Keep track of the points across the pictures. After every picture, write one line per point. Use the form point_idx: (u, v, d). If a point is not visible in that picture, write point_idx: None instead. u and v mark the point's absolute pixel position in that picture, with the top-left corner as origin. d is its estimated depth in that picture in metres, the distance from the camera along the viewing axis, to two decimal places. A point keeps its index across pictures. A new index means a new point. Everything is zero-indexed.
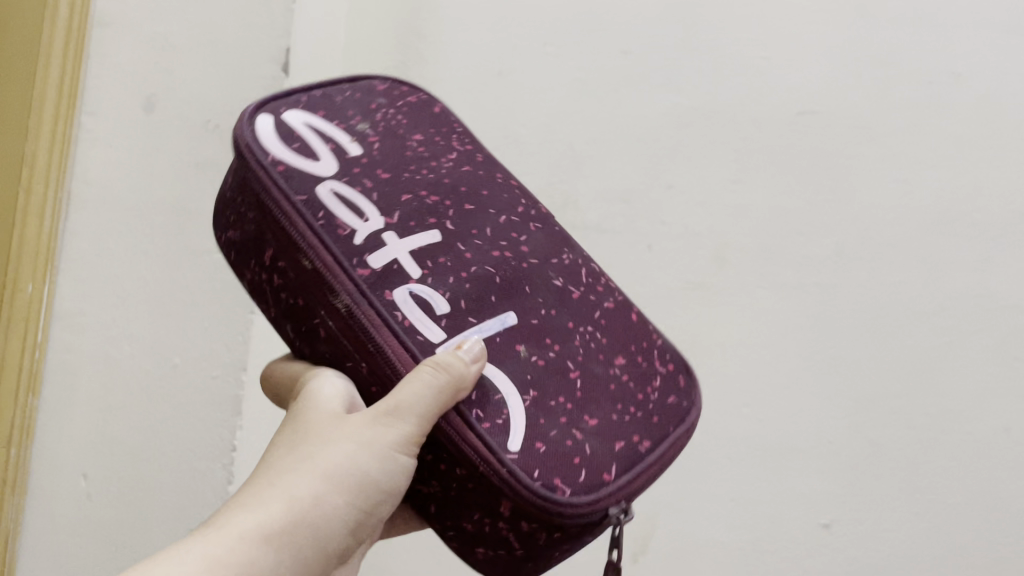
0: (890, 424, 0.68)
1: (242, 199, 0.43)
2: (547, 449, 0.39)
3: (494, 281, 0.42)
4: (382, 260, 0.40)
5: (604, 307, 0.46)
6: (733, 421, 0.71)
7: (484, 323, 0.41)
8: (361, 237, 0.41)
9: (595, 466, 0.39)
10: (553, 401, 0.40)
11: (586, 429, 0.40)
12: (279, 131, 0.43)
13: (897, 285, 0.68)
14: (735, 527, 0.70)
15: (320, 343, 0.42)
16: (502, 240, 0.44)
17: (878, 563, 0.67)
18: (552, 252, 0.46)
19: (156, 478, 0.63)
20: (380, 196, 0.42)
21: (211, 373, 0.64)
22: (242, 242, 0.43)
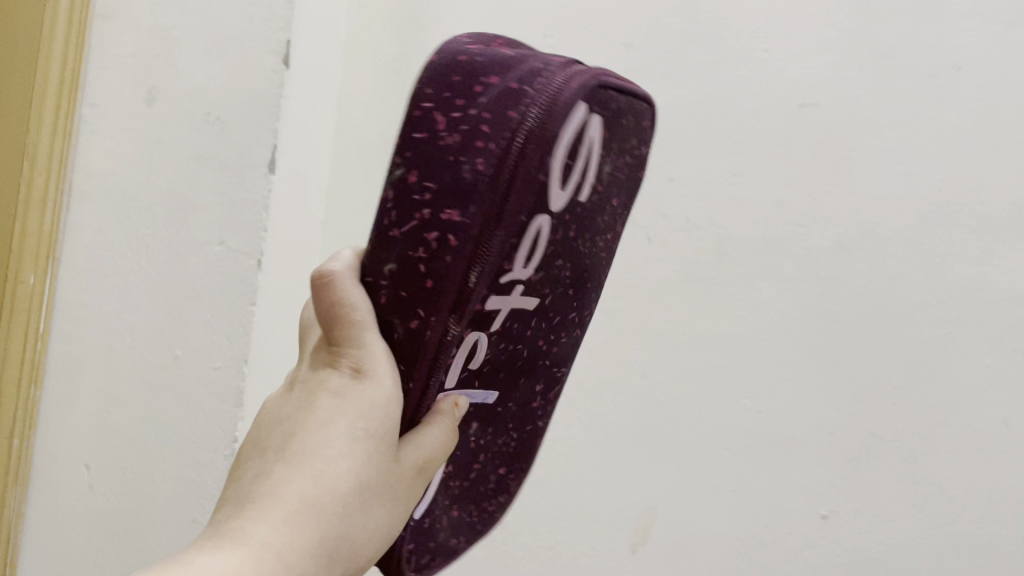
0: (890, 416, 0.68)
1: (476, 124, 0.32)
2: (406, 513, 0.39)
3: (516, 359, 0.41)
4: (498, 306, 0.35)
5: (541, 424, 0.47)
6: (733, 415, 0.70)
7: (476, 393, 0.40)
8: (509, 277, 0.34)
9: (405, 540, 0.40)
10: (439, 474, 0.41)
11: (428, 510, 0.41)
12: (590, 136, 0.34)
13: (897, 278, 0.69)
14: (735, 518, 0.70)
15: (404, 322, 0.33)
16: (561, 326, 0.43)
17: (876, 554, 0.68)
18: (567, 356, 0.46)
19: (159, 469, 0.63)
20: (551, 244, 0.36)
21: (213, 364, 0.63)
22: (427, 143, 0.33)
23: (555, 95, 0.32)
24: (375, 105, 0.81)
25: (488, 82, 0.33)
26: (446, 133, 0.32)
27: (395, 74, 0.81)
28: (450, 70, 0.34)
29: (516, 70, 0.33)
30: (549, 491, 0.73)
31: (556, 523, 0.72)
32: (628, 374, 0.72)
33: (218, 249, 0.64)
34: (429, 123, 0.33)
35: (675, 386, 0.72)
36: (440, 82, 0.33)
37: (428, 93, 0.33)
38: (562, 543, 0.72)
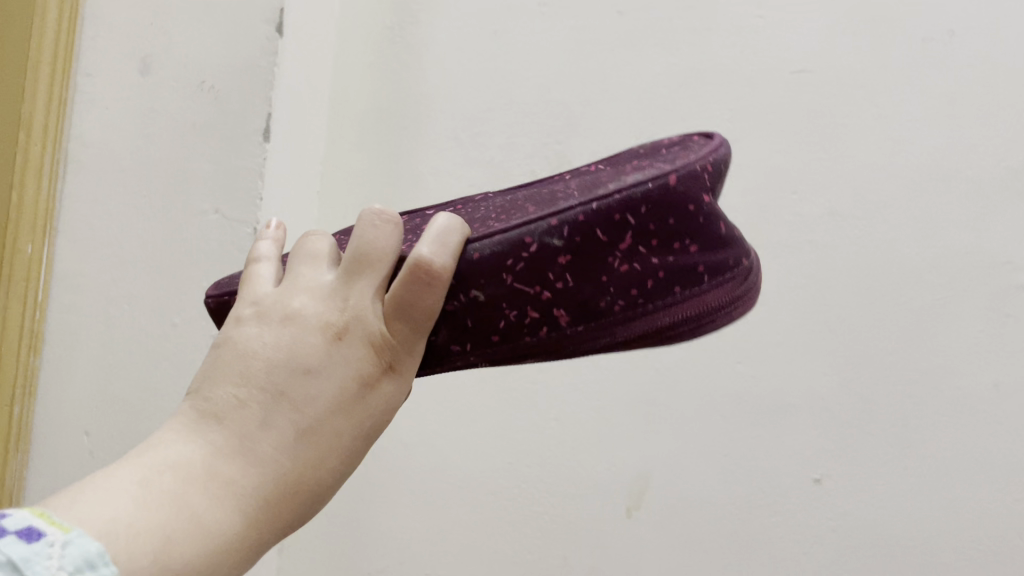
0: (881, 380, 0.68)
1: (646, 272, 0.35)
2: None
3: None
4: None
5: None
6: (728, 380, 0.72)
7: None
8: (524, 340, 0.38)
9: None
10: None
11: None
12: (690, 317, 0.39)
13: (891, 243, 0.69)
14: (729, 481, 0.70)
15: (450, 336, 0.36)
16: None
17: (872, 520, 0.67)
18: None
19: (158, 436, 0.63)
20: None
21: (211, 331, 0.63)
22: (601, 247, 0.35)
23: (713, 317, 0.37)
24: (370, 75, 0.83)
25: (684, 250, 0.36)
26: (616, 253, 0.35)
27: (392, 44, 0.82)
28: (677, 211, 0.36)
29: (714, 253, 0.37)
30: (546, 457, 0.75)
31: (552, 488, 0.74)
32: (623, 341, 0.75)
33: (215, 216, 0.64)
34: (616, 233, 0.35)
35: (667, 353, 0.73)
36: (663, 213, 0.35)
37: (643, 211, 0.35)
38: (558, 509, 0.73)
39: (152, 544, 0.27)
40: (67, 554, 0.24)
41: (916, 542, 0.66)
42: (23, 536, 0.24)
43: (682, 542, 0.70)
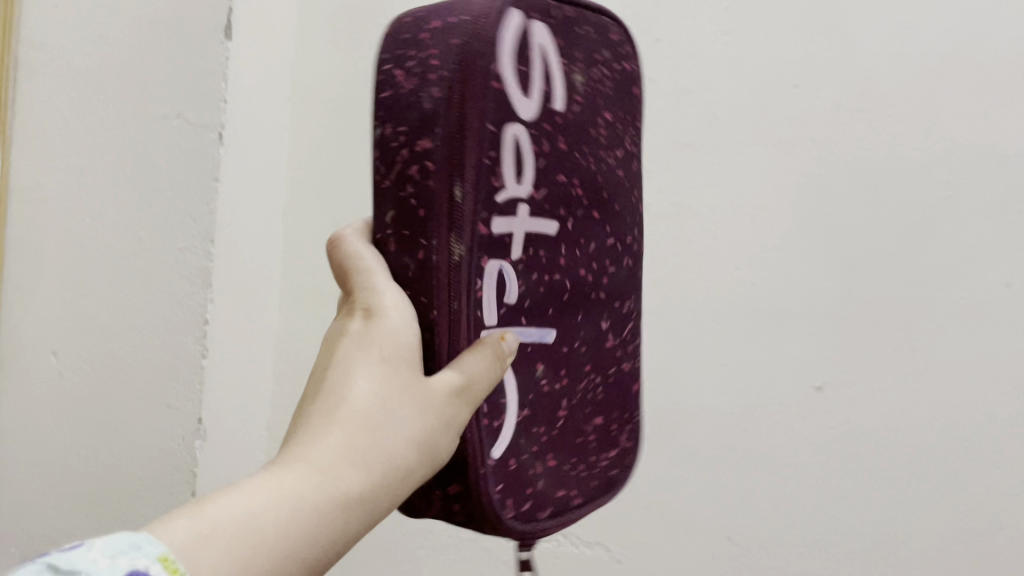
0: (887, 283, 0.65)
1: (426, 64, 0.32)
2: (513, 465, 0.35)
3: (558, 296, 0.37)
4: (502, 227, 0.32)
5: (622, 366, 0.43)
6: (727, 288, 0.69)
7: (531, 330, 0.35)
8: (504, 195, 0.32)
9: (539, 502, 0.37)
10: (535, 428, 0.37)
11: (545, 467, 0.37)
12: (523, 34, 0.33)
13: (896, 139, 0.65)
14: (723, 392, 0.69)
15: (410, 254, 0.32)
16: (591, 259, 0.39)
17: (872, 426, 0.65)
18: (625, 288, 0.42)
19: (129, 356, 0.61)
20: (548, 162, 0.35)
21: (178, 245, 0.60)
22: (391, 99, 0.32)
23: (473, 19, 0.32)
24: None
25: (426, 25, 0.33)
26: (405, 86, 0.32)
27: None
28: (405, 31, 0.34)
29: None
30: None
31: None
32: None
33: (178, 121, 0.60)
34: (395, 86, 0.32)
35: (665, 261, 0.71)
36: (396, 39, 0.33)
37: (386, 58, 0.33)
38: None
39: (184, 519, 0.26)
40: (111, 547, 0.23)
41: (918, 449, 0.64)
42: (67, 549, 0.23)
43: (679, 450, 0.70)
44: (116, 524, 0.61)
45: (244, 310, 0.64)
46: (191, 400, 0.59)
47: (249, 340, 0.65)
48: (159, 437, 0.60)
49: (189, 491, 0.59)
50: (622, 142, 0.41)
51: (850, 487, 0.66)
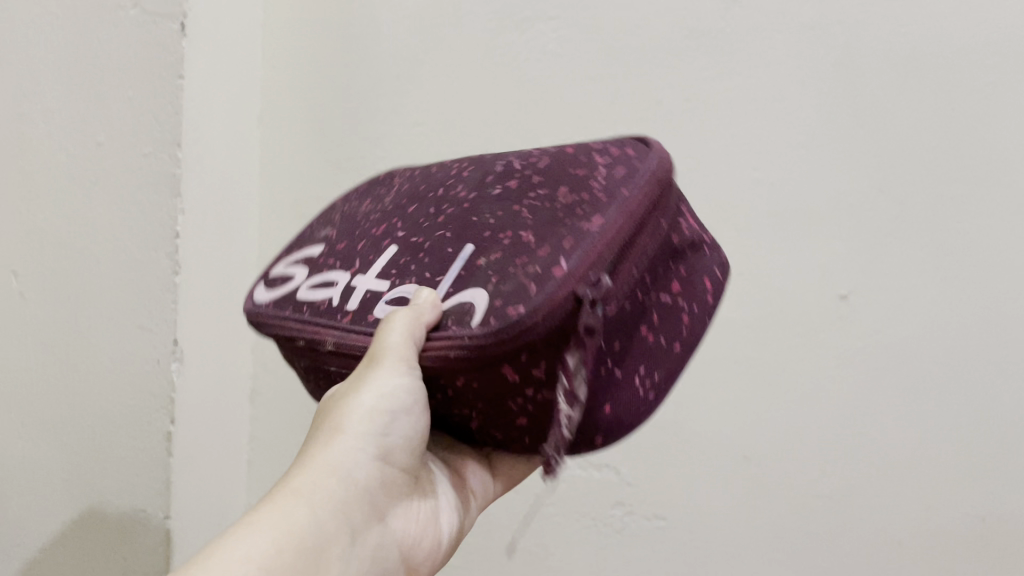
0: (921, 180, 0.60)
1: None
2: (500, 293, 0.32)
3: (446, 238, 0.35)
4: (357, 300, 0.36)
5: (535, 163, 0.37)
6: (745, 190, 0.63)
7: (456, 264, 0.34)
8: (344, 296, 0.37)
9: (544, 269, 0.32)
10: (497, 265, 0.33)
11: (533, 251, 0.32)
12: (270, 285, 0.42)
13: (934, 23, 0.59)
14: (742, 303, 0.64)
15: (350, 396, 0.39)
16: (444, 203, 0.37)
17: (902, 335, 0.61)
18: (485, 171, 0.38)
19: (94, 273, 0.56)
20: (343, 259, 0.39)
21: (142, 151, 0.54)
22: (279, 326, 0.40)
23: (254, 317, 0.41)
24: None
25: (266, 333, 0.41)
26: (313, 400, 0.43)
27: None
28: None
29: None
30: None
31: None
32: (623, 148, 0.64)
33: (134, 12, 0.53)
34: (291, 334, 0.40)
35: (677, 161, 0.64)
36: None
37: None
38: None
39: None
40: None
41: (954, 359, 0.61)
42: None
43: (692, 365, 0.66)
44: (92, 453, 0.57)
45: (217, 222, 0.59)
46: (164, 320, 0.54)
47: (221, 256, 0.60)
48: (131, 362, 0.55)
49: (167, 418, 0.55)
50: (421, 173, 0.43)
51: (878, 400, 0.62)
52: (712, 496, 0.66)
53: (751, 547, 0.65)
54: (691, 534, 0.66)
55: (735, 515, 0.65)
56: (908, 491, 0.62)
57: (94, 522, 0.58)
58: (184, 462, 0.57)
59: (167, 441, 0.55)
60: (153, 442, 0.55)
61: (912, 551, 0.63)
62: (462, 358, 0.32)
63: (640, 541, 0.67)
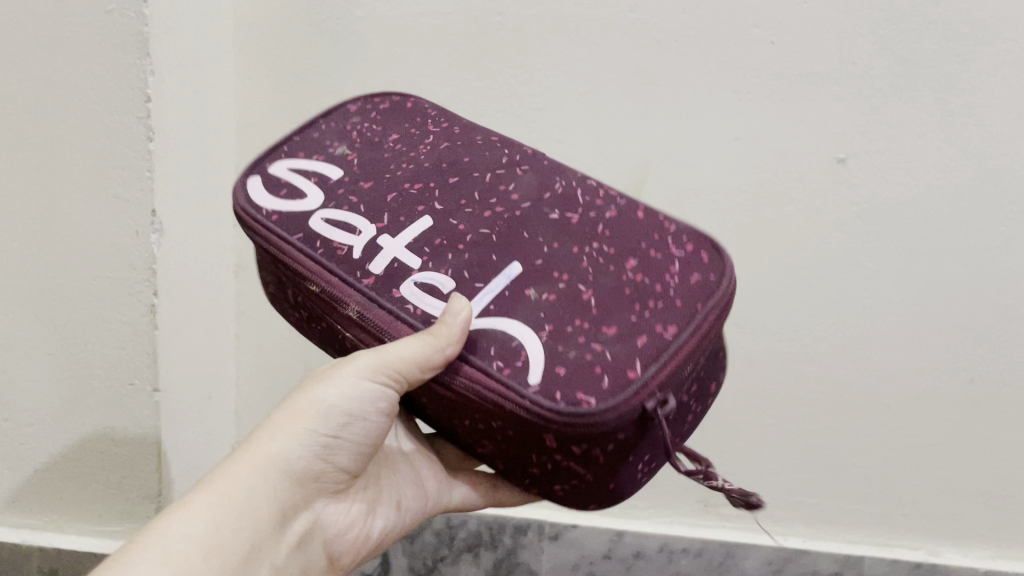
0: (929, 37, 0.57)
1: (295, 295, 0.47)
2: (568, 368, 0.37)
3: (492, 242, 0.41)
4: (382, 265, 0.40)
5: (605, 218, 0.43)
6: (744, 48, 0.59)
7: (492, 283, 0.40)
8: (358, 251, 0.41)
9: (617, 367, 0.37)
10: (569, 326, 0.38)
11: (606, 338, 0.38)
12: (265, 185, 0.44)
13: None
14: (741, 168, 0.61)
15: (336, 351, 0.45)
16: (491, 201, 0.43)
17: (900, 198, 0.60)
18: (543, 188, 0.44)
19: (67, 143, 0.53)
20: (367, 206, 0.43)
21: (105, 9, 0.50)
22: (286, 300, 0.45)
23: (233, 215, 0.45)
24: None
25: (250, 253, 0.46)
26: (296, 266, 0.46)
27: None
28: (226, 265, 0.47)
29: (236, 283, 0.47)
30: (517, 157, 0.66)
31: None
32: (615, 6, 0.59)
33: None
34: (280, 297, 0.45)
35: (674, 19, 0.59)
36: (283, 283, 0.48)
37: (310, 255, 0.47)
38: None
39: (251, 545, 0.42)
40: None
41: (951, 222, 0.60)
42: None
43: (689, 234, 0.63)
44: (73, 328, 0.56)
45: (189, 87, 0.56)
46: (139, 189, 0.53)
47: (195, 123, 0.57)
48: (109, 233, 0.54)
49: (150, 291, 0.54)
50: (425, 134, 0.48)
51: (873, 267, 0.61)
52: None
53: (741, 413, 0.66)
54: None
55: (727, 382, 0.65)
56: (898, 356, 0.63)
57: (79, 396, 0.57)
58: (171, 335, 0.57)
59: (152, 314, 0.55)
60: (136, 314, 0.55)
61: (897, 411, 0.64)
62: (507, 411, 0.36)
63: None
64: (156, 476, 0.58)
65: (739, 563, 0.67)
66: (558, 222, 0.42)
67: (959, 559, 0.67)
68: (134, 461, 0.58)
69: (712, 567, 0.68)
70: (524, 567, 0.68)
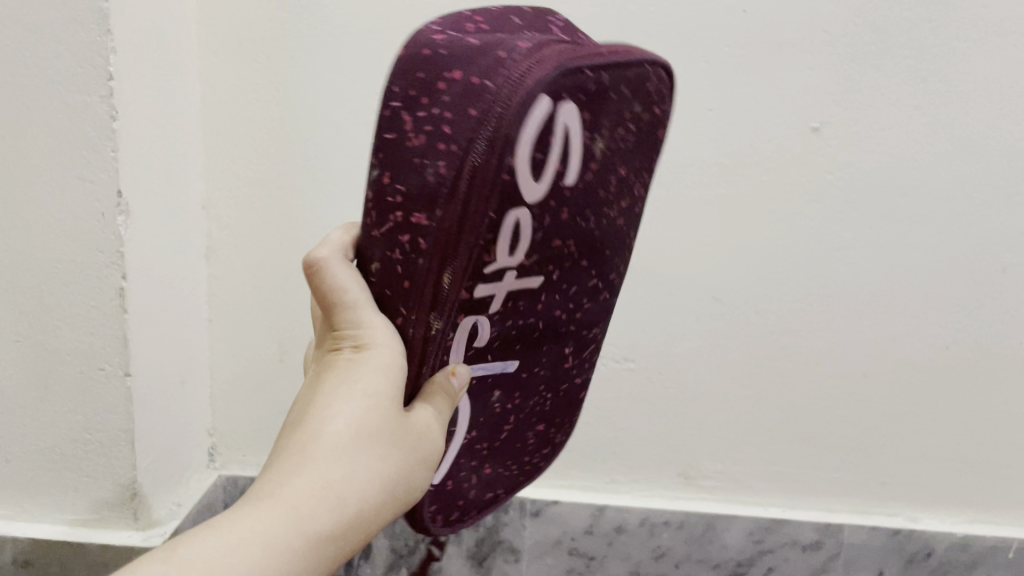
0: (899, 3, 0.57)
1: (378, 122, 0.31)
2: (446, 486, 0.40)
3: (530, 334, 0.38)
4: (480, 300, 0.32)
5: (576, 381, 0.45)
6: (717, 17, 0.58)
7: (492, 364, 0.37)
8: (493, 271, 0.31)
9: (465, 507, 0.43)
10: (476, 446, 0.41)
11: (479, 474, 0.43)
12: (545, 124, 0.29)
13: None
14: (716, 140, 0.61)
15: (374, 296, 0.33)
16: (573, 301, 0.39)
17: (874, 166, 0.60)
18: (598, 320, 0.43)
19: (26, 121, 0.51)
20: (544, 233, 0.33)
21: None
22: (392, 148, 0.30)
23: (504, 88, 0.28)
24: None
25: (422, 68, 0.30)
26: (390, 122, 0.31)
27: None
28: (420, 63, 0.30)
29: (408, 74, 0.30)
30: None
31: None
32: None
33: None
34: (396, 123, 0.30)
35: None
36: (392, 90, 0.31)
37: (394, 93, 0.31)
38: None
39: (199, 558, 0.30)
40: None
41: (925, 189, 0.60)
42: None
43: (665, 207, 0.62)
44: (41, 314, 0.55)
45: (152, 64, 0.54)
46: (105, 170, 0.52)
47: (159, 101, 0.56)
48: (74, 214, 0.53)
49: (118, 274, 0.53)
50: (630, 189, 0.38)
51: (849, 236, 0.61)
52: (681, 338, 0.65)
53: (721, 386, 0.66)
54: (660, 375, 0.66)
55: (705, 354, 0.65)
56: (874, 325, 0.63)
57: (48, 383, 0.56)
58: (141, 319, 0.56)
59: (121, 297, 0.54)
60: (105, 299, 0.54)
61: (875, 380, 0.65)
62: None
63: (609, 386, 0.66)
64: (131, 461, 0.57)
65: (720, 535, 0.67)
66: (567, 354, 0.42)
67: (937, 525, 0.67)
68: (107, 447, 0.57)
69: (693, 539, 0.68)
70: (506, 545, 0.68)
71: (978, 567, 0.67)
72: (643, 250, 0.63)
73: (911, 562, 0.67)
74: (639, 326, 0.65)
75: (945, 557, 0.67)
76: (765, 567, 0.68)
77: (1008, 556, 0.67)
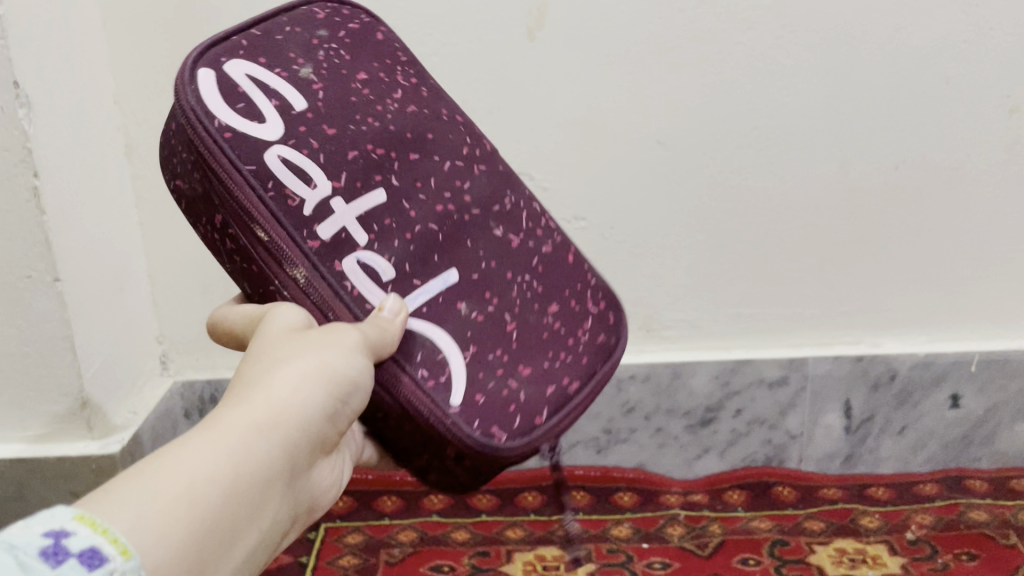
0: None
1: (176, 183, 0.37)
2: (484, 396, 0.36)
3: (433, 238, 0.37)
4: (328, 227, 0.35)
5: (544, 251, 0.41)
6: None
7: (429, 285, 0.36)
8: (311, 206, 0.34)
9: (530, 409, 0.37)
10: (489, 352, 0.37)
11: (523, 374, 0.38)
12: (219, 89, 0.35)
13: None
14: None
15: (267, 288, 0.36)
16: (444, 193, 0.38)
17: None
18: (494, 195, 0.40)
19: None
20: (327, 155, 0.35)
21: None
22: (181, 192, 0.37)
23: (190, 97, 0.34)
24: None
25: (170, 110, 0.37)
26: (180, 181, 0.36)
27: None
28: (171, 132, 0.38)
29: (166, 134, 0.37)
30: None
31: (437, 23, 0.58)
32: None
33: None
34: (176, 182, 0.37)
35: None
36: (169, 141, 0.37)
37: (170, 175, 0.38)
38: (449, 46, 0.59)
39: None
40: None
41: (863, 5, 0.58)
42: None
43: (600, 51, 0.59)
44: None
45: None
46: None
47: None
48: None
49: (30, 172, 0.50)
50: (396, 84, 0.39)
51: (789, 62, 0.59)
52: (629, 186, 0.63)
53: (673, 233, 0.65)
54: (611, 229, 0.64)
55: (656, 201, 0.63)
56: (820, 153, 0.62)
57: None
58: (63, 220, 0.53)
59: (37, 198, 0.51)
60: (19, 200, 0.51)
61: (826, 209, 0.64)
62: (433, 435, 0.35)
63: None
64: (74, 372, 0.55)
65: (687, 383, 0.68)
66: (502, 239, 0.40)
67: (899, 347, 0.68)
68: (47, 358, 0.55)
69: (661, 390, 0.68)
70: None
71: (943, 384, 0.68)
72: (580, 99, 0.60)
73: (877, 387, 0.68)
74: (586, 176, 0.63)
75: (909, 379, 0.68)
76: (734, 408, 0.69)
77: (970, 370, 0.68)
